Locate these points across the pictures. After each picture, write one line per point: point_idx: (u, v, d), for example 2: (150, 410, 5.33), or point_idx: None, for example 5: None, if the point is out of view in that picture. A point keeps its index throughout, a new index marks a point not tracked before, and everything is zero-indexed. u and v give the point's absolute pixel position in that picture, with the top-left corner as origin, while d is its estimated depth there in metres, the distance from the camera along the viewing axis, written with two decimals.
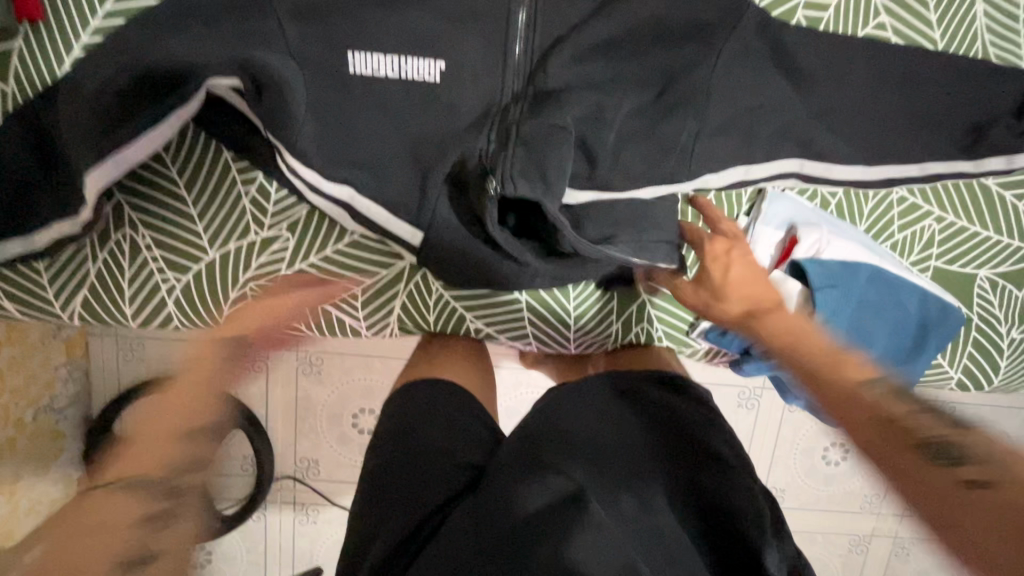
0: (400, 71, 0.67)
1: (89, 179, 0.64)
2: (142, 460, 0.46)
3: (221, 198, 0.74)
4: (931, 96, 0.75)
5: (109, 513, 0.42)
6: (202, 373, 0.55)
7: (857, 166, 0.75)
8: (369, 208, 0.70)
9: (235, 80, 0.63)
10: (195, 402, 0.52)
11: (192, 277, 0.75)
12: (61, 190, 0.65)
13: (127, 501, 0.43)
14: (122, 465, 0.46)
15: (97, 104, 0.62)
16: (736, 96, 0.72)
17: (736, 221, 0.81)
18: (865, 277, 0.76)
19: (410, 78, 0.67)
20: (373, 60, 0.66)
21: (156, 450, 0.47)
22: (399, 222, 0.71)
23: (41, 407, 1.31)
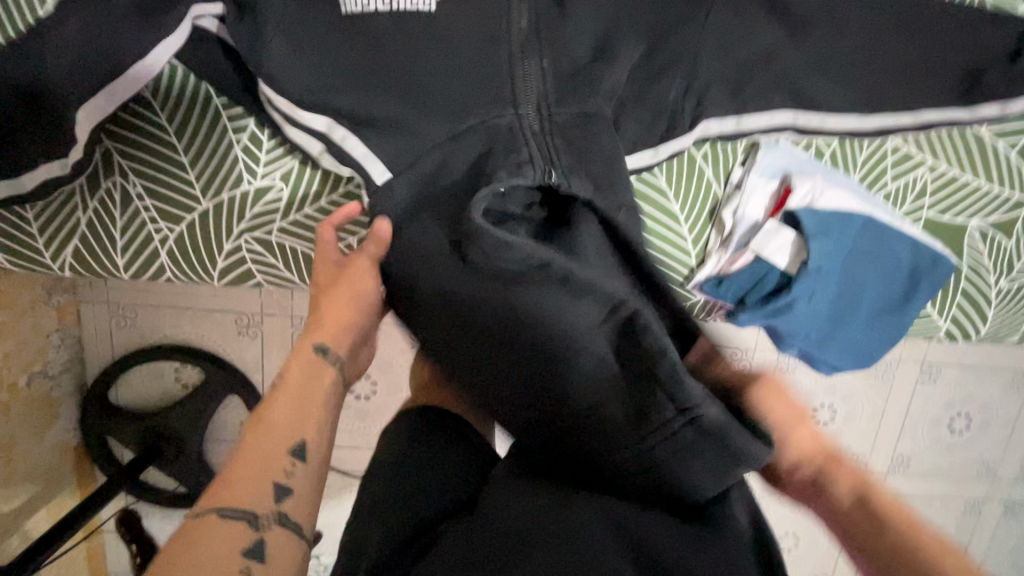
0: (392, 3, 0.64)
1: (82, 114, 0.62)
2: (239, 484, 0.51)
3: (212, 145, 0.73)
4: (928, 42, 0.74)
5: (212, 535, 0.48)
6: (300, 392, 0.59)
7: (852, 115, 0.75)
8: (348, 140, 0.65)
9: (219, 5, 0.63)
10: (290, 420, 0.57)
11: (185, 227, 0.74)
12: (48, 124, 0.62)
13: (226, 527, 0.49)
14: (228, 488, 0.51)
15: (83, 34, 0.59)
16: (734, 42, 0.70)
17: (732, 172, 0.80)
18: (858, 225, 0.76)
19: (400, 9, 0.65)
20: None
21: (255, 477, 0.52)
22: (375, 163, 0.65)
23: (35, 373, 1.31)
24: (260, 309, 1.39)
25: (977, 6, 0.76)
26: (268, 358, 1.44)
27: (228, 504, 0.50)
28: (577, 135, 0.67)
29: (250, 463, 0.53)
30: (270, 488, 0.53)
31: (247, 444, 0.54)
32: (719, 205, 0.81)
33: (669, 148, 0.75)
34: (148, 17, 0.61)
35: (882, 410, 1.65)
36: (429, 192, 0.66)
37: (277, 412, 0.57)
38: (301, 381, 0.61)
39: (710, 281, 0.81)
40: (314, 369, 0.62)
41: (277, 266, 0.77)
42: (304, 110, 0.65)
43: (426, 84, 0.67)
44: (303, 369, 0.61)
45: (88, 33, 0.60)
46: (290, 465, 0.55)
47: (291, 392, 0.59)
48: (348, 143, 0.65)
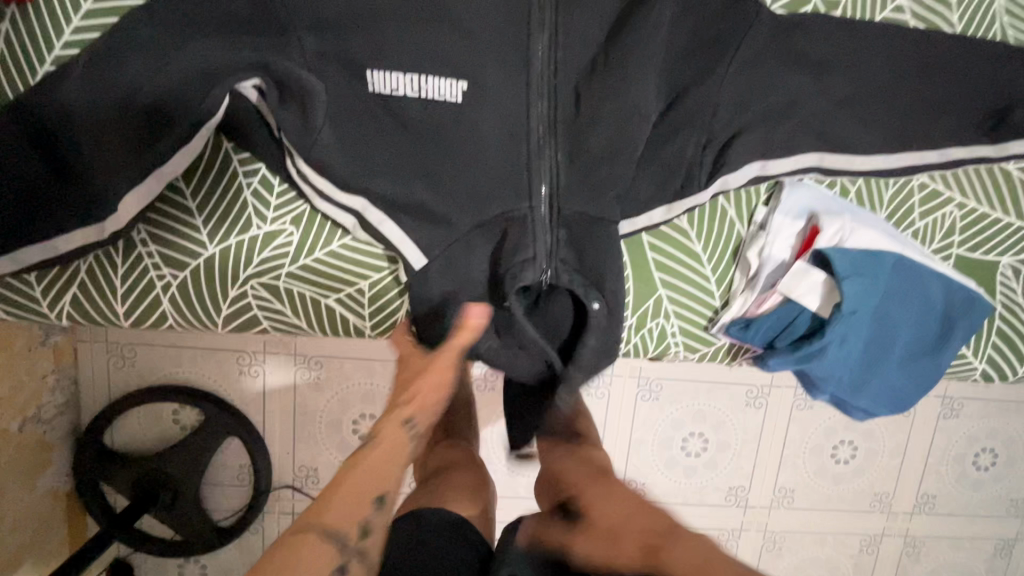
0: (421, 90, 0.65)
1: (132, 197, 0.64)
2: (341, 510, 0.57)
3: (221, 190, 0.70)
4: (952, 82, 0.73)
5: (305, 557, 0.53)
6: (383, 456, 0.63)
7: (877, 155, 0.73)
8: (381, 221, 0.69)
9: (257, 79, 0.63)
10: (388, 477, 0.62)
11: (189, 274, 0.71)
12: (89, 201, 0.62)
13: (318, 550, 0.54)
14: (326, 516, 0.57)
15: (125, 114, 0.60)
16: (756, 85, 0.69)
17: (755, 211, 0.78)
18: (890, 264, 0.73)
19: (430, 98, 0.65)
20: (393, 78, 0.64)
21: (350, 506, 0.58)
22: (410, 244, 0.70)
23: (27, 417, 1.26)
24: (262, 348, 1.36)
25: (1000, 44, 0.74)
26: (270, 399, 1.39)
27: (323, 533, 0.55)
28: (589, 232, 0.72)
29: (342, 490, 0.59)
30: (348, 527, 0.56)
31: (352, 482, 0.60)
32: (743, 245, 0.78)
33: (682, 205, 0.74)
34: (190, 96, 0.61)
35: (903, 447, 1.59)
36: (453, 280, 0.72)
37: (372, 459, 0.63)
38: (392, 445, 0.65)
39: (736, 323, 0.77)
40: (399, 443, 0.66)
41: (284, 313, 0.74)
42: (342, 198, 0.68)
43: (445, 128, 0.67)
44: (391, 423, 0.66)
45: (129, 111, 0.60)
46: (373, 512, 0.59)
47: (383, 451, 0.64)
48: (386, 228, 0.69)
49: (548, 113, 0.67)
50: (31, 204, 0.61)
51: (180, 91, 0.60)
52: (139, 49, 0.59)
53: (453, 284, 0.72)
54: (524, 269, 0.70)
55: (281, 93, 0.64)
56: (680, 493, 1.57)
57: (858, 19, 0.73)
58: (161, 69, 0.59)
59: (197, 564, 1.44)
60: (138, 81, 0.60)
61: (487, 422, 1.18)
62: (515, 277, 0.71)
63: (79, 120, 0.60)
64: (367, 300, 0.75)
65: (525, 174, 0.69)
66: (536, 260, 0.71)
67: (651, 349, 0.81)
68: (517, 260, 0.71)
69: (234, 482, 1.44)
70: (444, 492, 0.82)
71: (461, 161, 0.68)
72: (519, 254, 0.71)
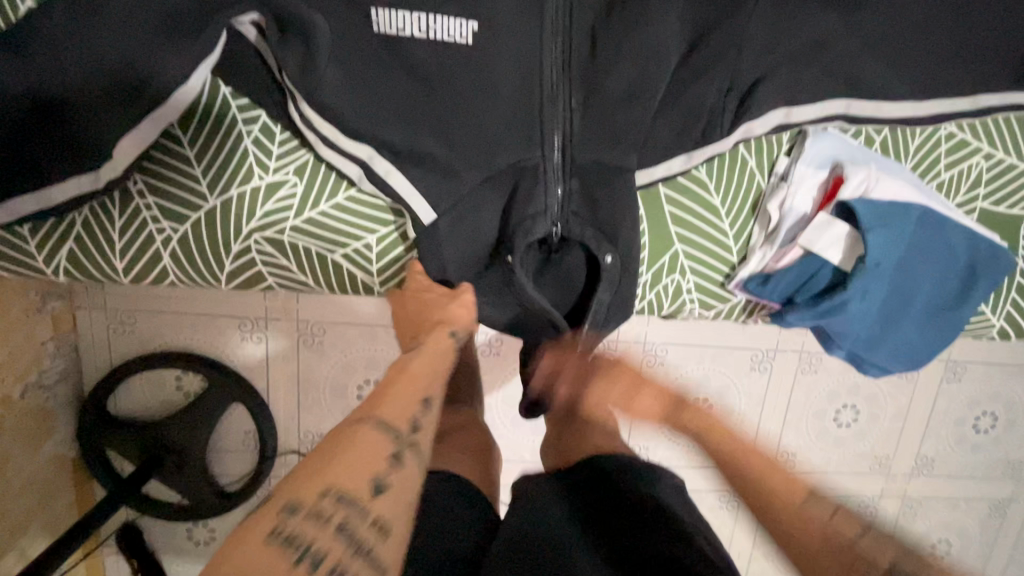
0: (429, 31, 0.61)
1: (128, 141, 0.61)
2: (393, 408, 0.56)
3: (221, 139, 0.67)
4: (993, 22, 0.67)
5: (359, 447, 0.51)
6: (426, 364, 0.62)
7: (907, 101, 0.69)
8: (387, 171, 0.65)
9: (254, 15, 0.59)
10: (434, 383, 0.62)
11: (190, 228, 0.68)
12: (80, 145, 0.59)
13: (375, 439, 0.52)
14: (380, 410, 0.55)
15: (112, 49, 0.55)
16: (782, 26, 0.65)
17: (776, 162, 0.75)
18: (916, 215, 0.71)
19: (439, 38, 0.61)
20: (399, 17, 0.60)
21: (401, 402, 0.57)
22: (418, 197, 0.66)
23: (29, 384, 1.24)
24: (264, 313, 1.34)
25: None
26: (273, 366, 1.38)
27: (378, 424, 0.54)
28: (604, 184, 0.69)
29: (392, 389, 0.58)
30: (400, 422, 0.55)
31: (398, 385, 0.59)
32: (763, 197, 0.75)
33: (703, 153, 0.71)
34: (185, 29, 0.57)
35: (905, 411, 1.60)
36: (464, 234, 0.70)
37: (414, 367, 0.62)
38: (433, 355, 0.64)
39: (754, 278, 0.76)
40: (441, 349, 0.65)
41: (290, 268, 0.72)
42: (348, 143, 0.64)
43: (453, 71, 0.63)
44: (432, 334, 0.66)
45: (116, 47, 0.55)
46: (423, 410, 0.58)
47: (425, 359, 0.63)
48: (393, 178, 0.66)
49: (561, 56, 0.64)
50: (14, 151, 0.57)
51: (170, 24, 0.56)
52: None
53: (464, 237, 0.70)
54: (536, 222, 0.69)
55: (281, 29, 0.60)
56: (683, 456, 1.59)
57: None
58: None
59: (206, 527, 1.45)
60: (122, 13, 0.55)
61: (493, 386, 1.17)
62: (527, 231, 0.69)
63: (62, 55, 0.55)
64: (374, 256, 0.73)
65: (538, 121, 0.66)
66: (543, 213, 0.69)
67: (666, 307, 0.79)
68: (529, 213, 0.69)
69: (239, 447, 1.44)
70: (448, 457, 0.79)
71: (469, 107, 0.64)
72: (526, 208, 0.69)
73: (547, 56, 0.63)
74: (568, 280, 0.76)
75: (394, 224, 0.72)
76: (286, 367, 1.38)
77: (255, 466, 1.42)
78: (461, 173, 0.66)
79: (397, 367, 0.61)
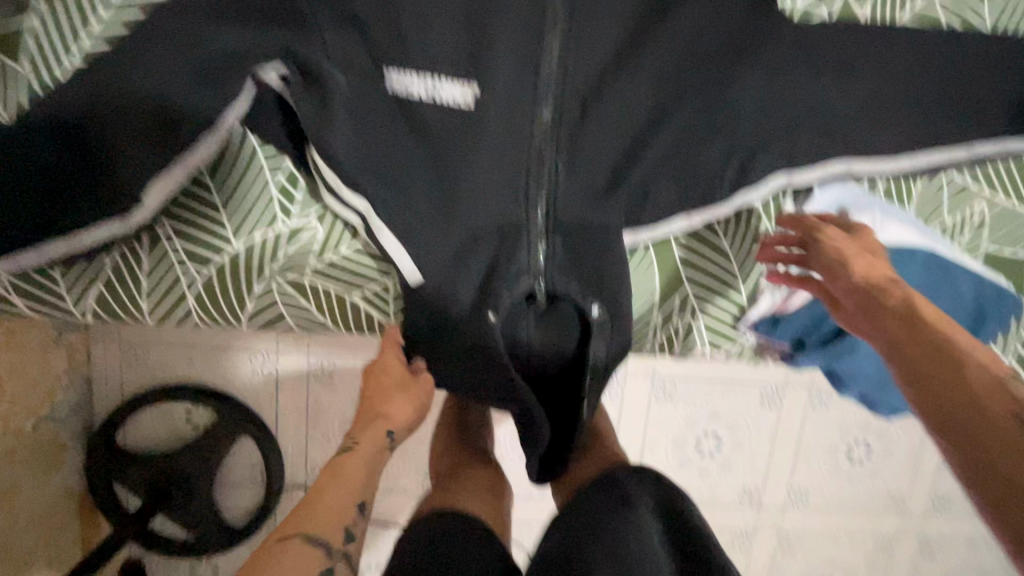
0: (436, 91, 0.65)
1: (155, 187, 0.63)
2: (326, 515, 0.59)
3: (248, 186, 0.70)
4: (983, 76, 0.70)
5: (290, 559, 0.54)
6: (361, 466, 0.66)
7: (906, 151, 0.71)
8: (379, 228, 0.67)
9: (280, 66, 0.61)
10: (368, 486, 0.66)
11: (215, 270, 0.71)
12: (114, 190, 0.61)
13: (304, 551, 0.55)
14: (311, 520, 0.58)
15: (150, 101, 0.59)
16: (783, 79, 0.68)
17: (783, 207, 0.77)
18: (921, 258, 0.73)
19: (442, 103, 0.65)
20: (408, 81, 0.64)
21: (333, 514, 0.60)
22: (405, 255, 0.68)
23: (41, 416, 1.25)
24: (274, 347, 1.35)
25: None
26: (282, 398, 1.39)
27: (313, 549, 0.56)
28: (609, 231, 0.71)
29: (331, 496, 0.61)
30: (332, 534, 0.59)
31: (330, 493, 0.62)
32: None
33: (704, 212, 0.72)
34: (215, 80, 0.60)
35: (917, 446, 1.58)
36: (471, 289, 0.70)
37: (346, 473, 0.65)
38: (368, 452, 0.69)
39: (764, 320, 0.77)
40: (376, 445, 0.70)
41: (309, 309, 0.73)
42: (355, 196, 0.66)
43: (465, 125, 0.66)
44: (366, 436, 0.69)
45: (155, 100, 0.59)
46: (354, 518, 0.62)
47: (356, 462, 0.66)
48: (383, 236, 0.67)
49: (569, 108, 0.67)
50: (59, 197, 0.61)
51: (200, 80, 0.59)
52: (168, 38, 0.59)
53: (466, 287, 0.70)
54: (521, 278, 0.70)
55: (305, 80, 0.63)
56: (694, 492, 1.56)
57: (883, 18, 0.72)
58: (185, 60, 0.59)
59: (211, 563, 1.44)
60: (161, 68, 0.58)
61: (502, 421, 1.17)
62: (514, 286, 0.70)
63: (104, 107, 0.59)
64: (383, 299, 0.74)
65: (547, 171, 0.68)
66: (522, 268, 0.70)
67: (676, 347, 0.80)
68: (517, 266, 0.70)
69: (246, 480, 1.43)
70: (460, 494, 0.77)
71: (483, 157, 0.67)
72: (503, 266, 0.70)
73: (553, 110, 0.66)
74: (558, 333, 0.75)
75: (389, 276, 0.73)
76: (295, 400, 1.39)
77: (261, 501, 1.41)
78: (472, 219, 0.69)
79: (330, 473, 0.64)
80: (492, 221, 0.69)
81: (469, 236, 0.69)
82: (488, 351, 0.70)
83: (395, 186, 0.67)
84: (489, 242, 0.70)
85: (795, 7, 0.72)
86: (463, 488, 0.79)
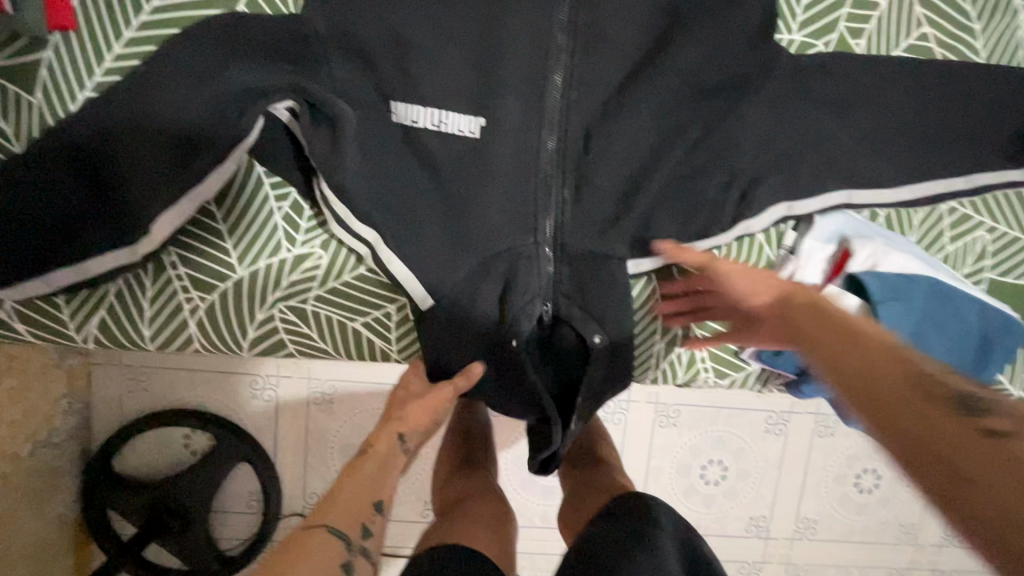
0: (440, 123, 0.66)
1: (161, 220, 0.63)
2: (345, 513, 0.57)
3: (253, 214, 0.71)
4: (979, 109, 0.71)
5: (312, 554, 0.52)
6: (380, 467, 0.64)
7: (904, 183, 0.71)
8: (390, 257, 0.67)
9: (291, 102, 0.63)
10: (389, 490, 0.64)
11: (218, 297, 0.71)
12: (122, 220, 0.62)
13: (327, 547, 0.54)
14: (331, 514, 0.57)
15: (163, 135, 0.60)
16: (782, 113, 0.69)
17: (785, 236, 0.78)
18: (925, 287, 0.73)
19: (448, 131, 0.66)
20: (414, 111, 0.66)
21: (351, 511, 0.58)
22: (417, 284, 0.69)
23: (39, 442, 1.24)
24: (275, 372, 1.34)
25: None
26: (282, 423, 1.37)
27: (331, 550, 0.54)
28: (609, 261, 0.71)
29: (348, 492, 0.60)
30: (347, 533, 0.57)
31: (348, 492, 0.60)
32: (773, 268, 0.78)
33: (706, 243, 0.73)
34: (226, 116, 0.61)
35: None
36: (475, 321, 0.71)
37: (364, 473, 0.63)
38: (382, 455, 0.66)
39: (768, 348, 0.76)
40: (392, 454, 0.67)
41: (311, 336, 0.73)
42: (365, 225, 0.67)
43: (469, 157, 0.67)
44: (385, 436, 0.67)
45: (168, 134, 0.60)
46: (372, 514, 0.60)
47: (374, 463, 0.64)
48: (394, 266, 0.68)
49: (572, 141, 0.68)
50: (67, 227, 0.62)
51: (217, 112, 0.60)
52: (182, 75, 0.60)
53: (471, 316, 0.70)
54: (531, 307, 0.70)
55: (314, 115, 0.64)
56: (699, 523, 1.53)
57: (877, 52, 0.73)
58: (204, 94, 0.60)
59: None
60: (173, 104, 0.60)
61: (503, 450, 1.16)
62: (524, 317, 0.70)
63: (120, 140, 0.60)
64: (391, 323, 0.74)
65: (550, 202, 0.69)
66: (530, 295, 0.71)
67: (680, 376, 0.79)
68: (526, 295, 0.70)
69: (243, 508, 1.41)
70: (463, 528, 0.75)
71: (485, 188, 0.68)
72: (516, 291, 0.70)
73: (555, 143, 0.67)
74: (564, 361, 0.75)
75: (394, 302, 0.74)
76: (294, 426, 1.37)
77: (258, 529, 1.38)
78: (474, 250, 0.69)
79: (349, 471, 0.63)
80: (497, 250, 0.70)
81: (477, 265, 0.70)
82: (502, 373, 0.71)
83: (399, 217, 0.68)
84: (495, 272, 0.70)
85: (791, 44, 0.74)
86: (466, 520, 0.78)
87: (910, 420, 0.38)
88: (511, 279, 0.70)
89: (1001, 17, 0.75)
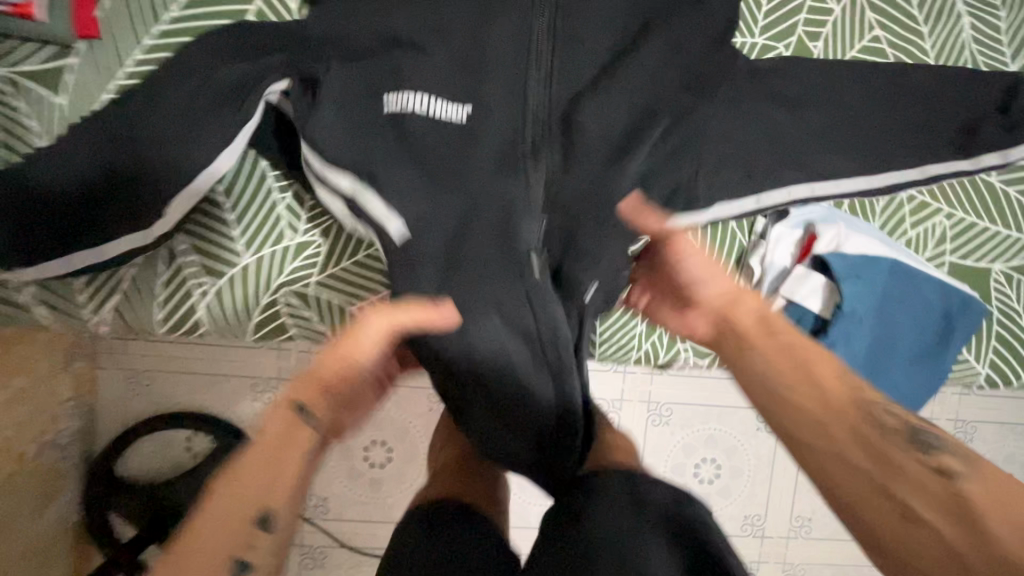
0: (429, 109, 0.69)
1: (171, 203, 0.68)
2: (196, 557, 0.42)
3: (259, 204, 0.76)
4: (931, 103, 0.77)
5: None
6: (272, 465, 0.46)
7: (865, 172, 0.77)
8: (368, 194, 0.68)
9: (284, 82, 0.68)
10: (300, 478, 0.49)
11: (225, 282, 0.76)
12: (133, 202, 0.66)
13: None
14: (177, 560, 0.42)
15: (176, 124, 0.66)
16: (747, 109, 0.75)
17: (756, 222, 0.83)
18: (886, 267, 0.77)
19: (437, 117, 0.69)
20: (404, 98, 0.68)
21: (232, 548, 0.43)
22: (394, 217, 0.67)
23: (44, 443, 1.27)
24: (277, 373, 1.38)
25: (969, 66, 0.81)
26: None
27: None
28: None
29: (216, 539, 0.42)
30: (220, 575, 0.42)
31: (210, 528, 0.42)
32: (746, 253, 0.83)
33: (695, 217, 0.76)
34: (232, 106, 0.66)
35: None
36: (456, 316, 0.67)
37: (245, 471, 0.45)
38: (273, 439, 0.46)
39: None
40: (288, 435, 0.47)
41: (312, 319, 0.77)
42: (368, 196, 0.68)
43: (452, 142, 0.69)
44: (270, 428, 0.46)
45: (181, 122, 0.66)
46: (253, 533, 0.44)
47: (259, 454, 0.46)
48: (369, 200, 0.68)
49: None
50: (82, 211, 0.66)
51: (224, 102, 0.66)
52: (197, 73, 0.67)
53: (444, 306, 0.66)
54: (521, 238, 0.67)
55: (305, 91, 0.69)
56: None
57: (832, 55, 0.80)
58: (216, 90, 0.66)
59: None
60: (188, 99, 0.66)
61: None
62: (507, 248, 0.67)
63: (137, 130, 0.66)
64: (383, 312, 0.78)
65: None
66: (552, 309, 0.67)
67: (661, 356, 0.84)
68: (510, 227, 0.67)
69: None
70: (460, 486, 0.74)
71: None
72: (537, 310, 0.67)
73: None
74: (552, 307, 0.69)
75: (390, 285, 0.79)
76: None
77: None
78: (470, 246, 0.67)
79: (227, 476, 0.45)
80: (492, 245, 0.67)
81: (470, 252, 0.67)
82: (508, 362, 0.67)
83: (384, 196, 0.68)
84: (474, 214, 0.68)
85: (753, 49, 0.81)
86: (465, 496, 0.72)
87: (868, 464, 0.44)
88: (498, 270, 0.67)
89: (947, 22, 0.82)
